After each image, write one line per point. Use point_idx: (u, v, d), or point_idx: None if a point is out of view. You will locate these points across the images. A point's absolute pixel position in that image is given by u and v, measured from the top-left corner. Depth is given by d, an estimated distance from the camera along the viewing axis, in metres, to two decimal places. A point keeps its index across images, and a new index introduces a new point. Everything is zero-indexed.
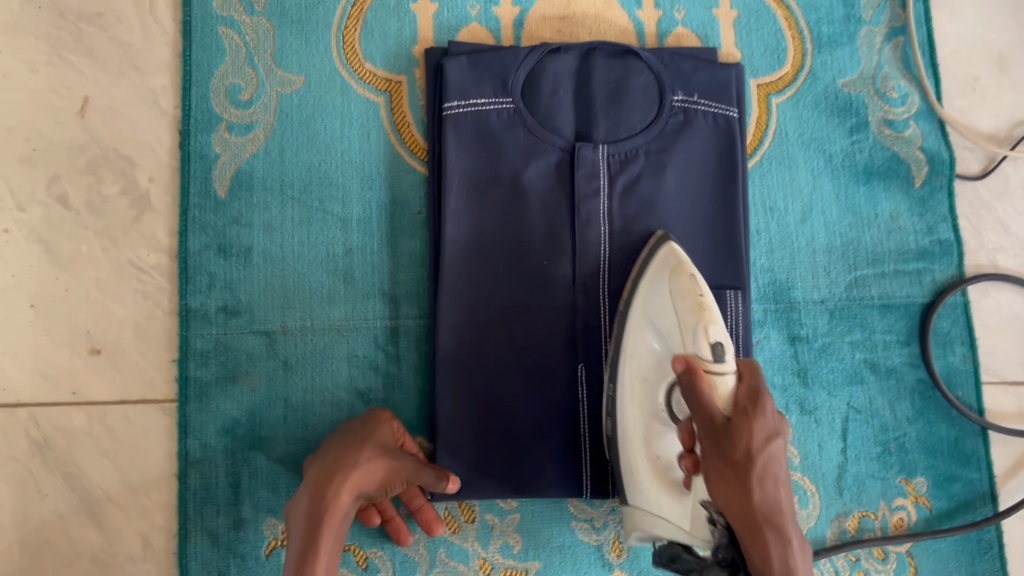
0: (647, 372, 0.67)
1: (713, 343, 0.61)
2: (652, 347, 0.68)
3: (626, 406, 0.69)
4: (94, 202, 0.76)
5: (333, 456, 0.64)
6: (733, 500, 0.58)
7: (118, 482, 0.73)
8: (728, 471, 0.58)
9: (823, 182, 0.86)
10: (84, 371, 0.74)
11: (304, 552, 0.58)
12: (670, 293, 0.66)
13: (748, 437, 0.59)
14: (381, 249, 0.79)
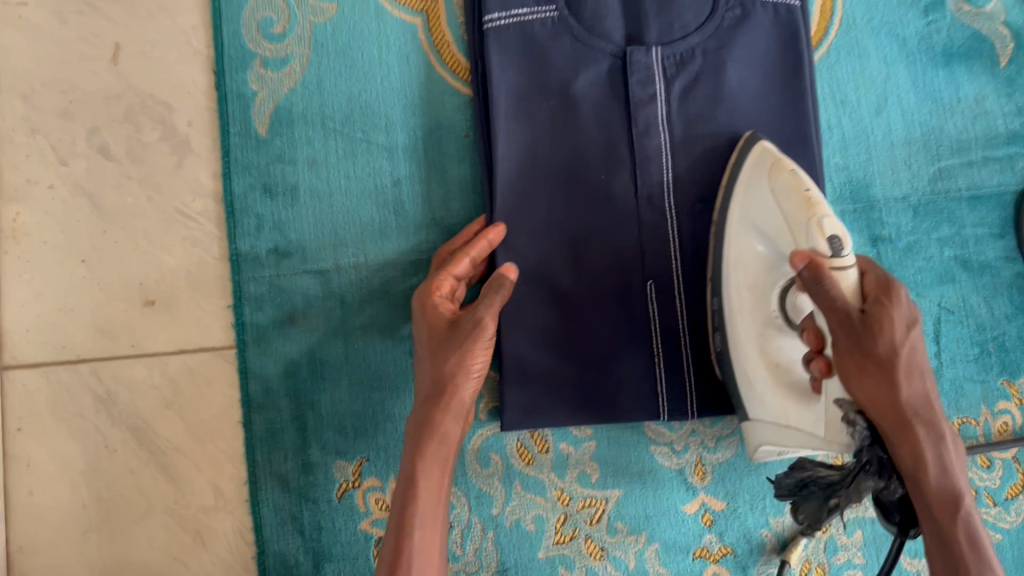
0: (753, 275, 0.62)
1: (832, 236, 0.53)
2: (756, 250, 0.61)
3: (733, 319, 0.63)
4: (135, 150, 0.74)
5: (427, 369, 0.63)
6: (881, 404, 0.53)
7: (184, 432, 0.72)
8: (874, 373, 0.53)
9: (897, 69, 0.79)
10: (141, 324, 0.73)
11: (410, 480, 0.60)
12: (774, 190, 0.58)
13: (890, 330, 0.53)
14: (428, 177, 0.75)
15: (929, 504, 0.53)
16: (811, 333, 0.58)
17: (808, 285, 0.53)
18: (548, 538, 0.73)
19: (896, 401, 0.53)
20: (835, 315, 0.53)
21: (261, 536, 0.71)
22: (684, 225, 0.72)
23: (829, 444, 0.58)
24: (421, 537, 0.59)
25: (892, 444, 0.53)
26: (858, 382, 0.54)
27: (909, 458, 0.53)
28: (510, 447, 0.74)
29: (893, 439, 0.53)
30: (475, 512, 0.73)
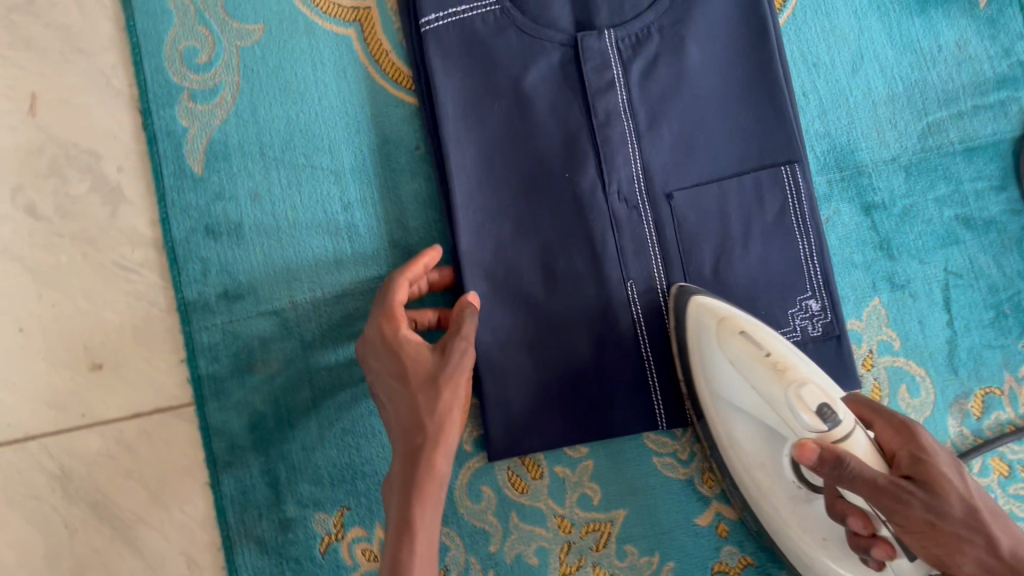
0: (760, 460, 0.62)
1: (817, 406, 0.54)
2: (748, 430, 0.62)
3: (762, 498, 0.63)
4: (63, 204, 0.69)
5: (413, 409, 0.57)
6: (989, 567, 0.48)
7: (150, 503, 0.66)
8: (955, 529, 0.49)
9: (870, 22, 0.74)
10: (90, 390, 0.67)
11: (403, 526, 0.55)
12: (732, 363, 0.60)
13: (947, 483, 0.50)
14: (381, 195, 0.70)
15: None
16: (857, 517, 0.54)
17: (834, 475, 0.51)
18: (554, 571, 0.67)
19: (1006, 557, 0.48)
20: (880, 495, 0.50)
21: None
22: (660, 218, 0.68)
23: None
24: None
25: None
26: (961, 546, 0.49)
27: None
28: (501, 478, 0.68)
29: None
30: (471, 552, 0.67)
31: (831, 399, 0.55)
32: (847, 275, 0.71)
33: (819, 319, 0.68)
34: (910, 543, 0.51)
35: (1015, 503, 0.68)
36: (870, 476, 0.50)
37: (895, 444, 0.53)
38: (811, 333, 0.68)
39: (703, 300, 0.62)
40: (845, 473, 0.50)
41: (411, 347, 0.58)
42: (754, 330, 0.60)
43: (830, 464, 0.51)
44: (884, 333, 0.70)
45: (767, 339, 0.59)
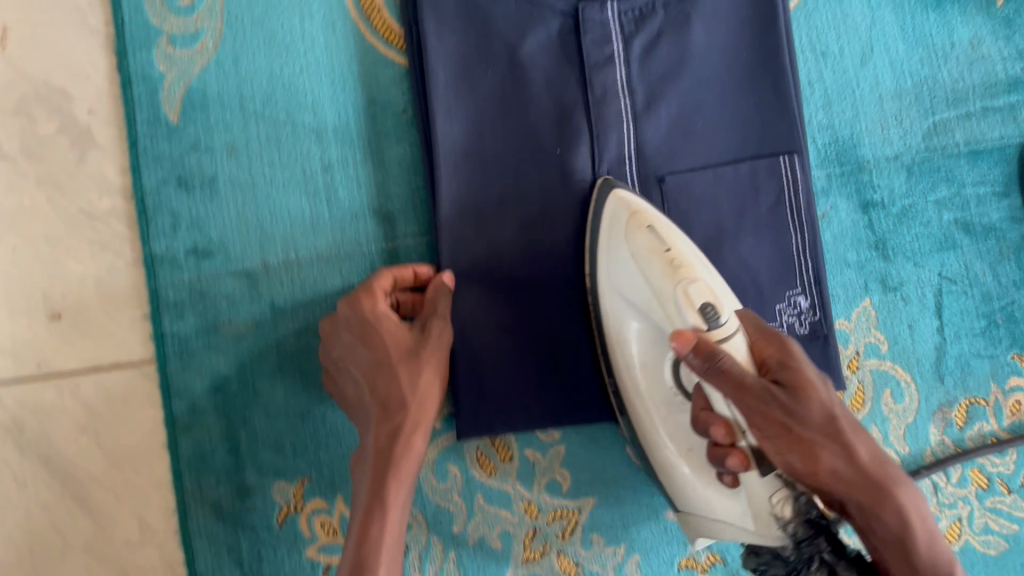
0: (641, 359, 0.56)
1: (704, 305, 0.50)
2: (634, 326, 0.56)
3: (634, 406, 0.58)
4: (30, 145, 0.66)
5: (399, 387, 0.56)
6: (840, 474, 0.51)
7: (103, 461, 0.64)
8: (811, 434, 0.51)
9: (883, 13, 0.71)
10: (47, 341, 0.64)
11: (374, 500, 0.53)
12: (632, 254, 0.54)
13: (811, 396, 0.51)
14: (364, 160, 0.67)
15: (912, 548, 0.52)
16: (717, 423, 0.51)
17: (703, 371, 0.50)
18: (517, 556, 0.65)
19: (861, 467, 0.52)
20: (745, 396, 0.49)
21: (194, 571, 0.63)
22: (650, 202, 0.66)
23: (761, 537, 0.52)
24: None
25: (878, 515, 0.52)
26: (817, 451, 0.51)
27: (895, 527, 0.52)
28: (469, 458, 0.66)
29: (874, 509, 0.52)
30: (433, 532, 0.65)
31: (718, 299, 0.50)
32: (839, 274, 0.69)
33: (807, 317, 0.67)
34: (770, 452, 0.50)
35: (990, 516, 0.67)
36: (737, 375, 0.49)
37: (765, 347, 0.53)
38: (797, 331, 0.66)
39: (620, 194, 0.58)
40: (715, 365, 0.49)
41: (389, 326, 0.58)
42: (660, 221, 0.54)
43: (704, 356, 0.49)
44: (872, 336, 0.68)
45: (669, 231, 0.54)
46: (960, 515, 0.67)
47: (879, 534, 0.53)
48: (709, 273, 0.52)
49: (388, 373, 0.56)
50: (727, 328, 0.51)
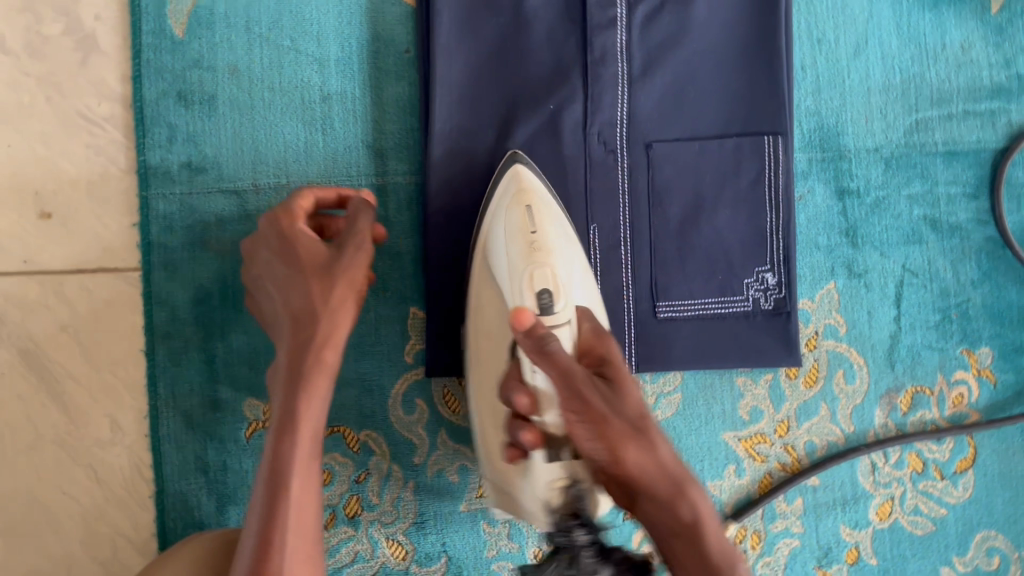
0: (491, 324, 0.60)
1: (542, 291, 0.56)
2: (496, 296, 0.60)
3: (474, 370, 0.62)
4: (34, 43, 0.66)
5: (309, 292, 0.54)
6: (645, 477, 0.49)
7: (81, 360, 0.66)
8: (625, 437, 0.48)
9: (881, 7, 0.73)
10: (35, 237, 0.66)
11: (289, 415, 0.51)
12: (506, 230, 0.60)
13: (627, 394, 0.51)
14: (362, 94, 0.68)
15: (706, 552, 0.49)
16: (526, 395, 0.52)
17: (531, 348, 0.49)
18: (472, 491, 0.68)
19: (667, 467, 0.49)
20: (569, 393, 0.48)
21: (160, 474, 0.66)
22: (635, 165, 0.68)
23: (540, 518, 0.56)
24: (299, 491, 0.50)
25: (674, 508, 0.49)
26: (627, 454, 0.48)
27: (688, 521, 0.49)
28: (435, 394, 0.68)
29: (673, 505, 0.49)
30: (395, 460, 0.68)
31: (558, 288, 0.56)
32: (808, 255, 0.72)
33: (772, 293, 0.69)
34: (580, 441, 0.49)
35: (921, 499, 0.71)
36: (564, 363, 0.49)
37: (594, 343, 0.54)
38: (763, 305, 0.69)
39: (518, 169, 0.63)
40: (540, 348, 0.49)
41: (303, 240, 0.57)
42: (540, 206, 0.61)
43: (532, 339, 0.49)
44: (831, 318, 0.72)
45: (542, 220, 0.60)
46: (893, 495, 0.71)
47: (678, 532, 0.49)
48: (564, 267, 0.58)
49: (300, 280, 0.55)
50: (563, 312, 0.55)
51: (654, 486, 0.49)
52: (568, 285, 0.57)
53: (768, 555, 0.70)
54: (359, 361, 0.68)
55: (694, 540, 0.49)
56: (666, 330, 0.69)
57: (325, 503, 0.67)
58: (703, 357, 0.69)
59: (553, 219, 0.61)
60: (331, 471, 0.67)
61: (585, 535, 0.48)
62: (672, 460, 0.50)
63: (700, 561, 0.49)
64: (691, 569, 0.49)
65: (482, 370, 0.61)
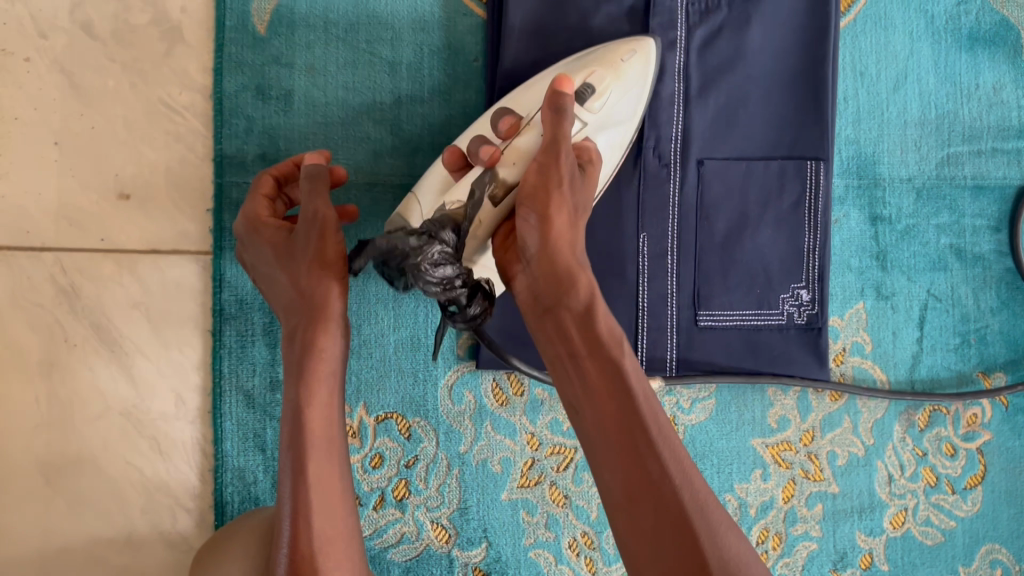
0: (516, 93, 0.66)
1: (586, 85, 0.63)
2: (534, 78, 0.66)
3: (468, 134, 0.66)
4: (121, 31, 0.69)
5: (286, 282, 0.57)
6: (556, 248, 0.53)
7: (150, 336, 0.69)
8: (557, 205, 0.53)
9: (921, 46, 0.77)
10: (113, 217, 0.69)
11: (299, 405, 0.53)
12: (604, 47, 0.67)
13: (586, 196, 0.58)
14: (431, 98, 0.72)
15: (602, 346, 0.50)
16: (509, 127, 0.62)
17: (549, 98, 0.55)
18: (513, 481, 0.72)
19: (576, 250, 0.53)
20: (549, 145, 0.54)
21: (220, 449, 0.69)
22: (686, 181, 0.72)
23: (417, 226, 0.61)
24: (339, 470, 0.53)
25: (570, 280, 0.52)
26: (554, 220, 0.53)
27: (582, 299, 0.51)
28: (484, 387, 0.72)
29: (568, 279, 0.52)
30: (442, 448, 0.71)
31: (599, 92, 0.63)
32: (840, 276, 0.76)
33: (806, 309, 0.73)
34: (530, 184, 0.54)
35: (933, 511, 0.75)
36: (563, 125, 0.55)
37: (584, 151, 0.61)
38: (796, 320, 0.73)
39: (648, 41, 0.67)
40: (555, 103, 0.55)
41: (268, 232, 0.59)
42: (642, 57, 0.67)
43: (552, 95, 0.55)
44: (859, 336, 0.76)
45: (638, 61, 0.66)
46: (907, 506, 0.75)
47: (563, 293, 0.52)
48: (618, 99, 0.65)
49: (278, 271, 0.58)
50: (586, 112, 0.63)
51: (558, 253, 0.52)
52: (603, 118, 0.65)
53: (788, 556, 0.74)
54: (413, 351, 0.71)
55: (585, 318, 0.51)
56: (705, 338, 0.73)
57: (374, 485, 0.70)
58: (739, 364, 0.73)
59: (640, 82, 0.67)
60: (382, 454, 0.70)
61: (443, 274, 0.53)
62: (575, 253, 0.54)
63: (586, 325, 0.51)
64: (596, 367, 0.49)
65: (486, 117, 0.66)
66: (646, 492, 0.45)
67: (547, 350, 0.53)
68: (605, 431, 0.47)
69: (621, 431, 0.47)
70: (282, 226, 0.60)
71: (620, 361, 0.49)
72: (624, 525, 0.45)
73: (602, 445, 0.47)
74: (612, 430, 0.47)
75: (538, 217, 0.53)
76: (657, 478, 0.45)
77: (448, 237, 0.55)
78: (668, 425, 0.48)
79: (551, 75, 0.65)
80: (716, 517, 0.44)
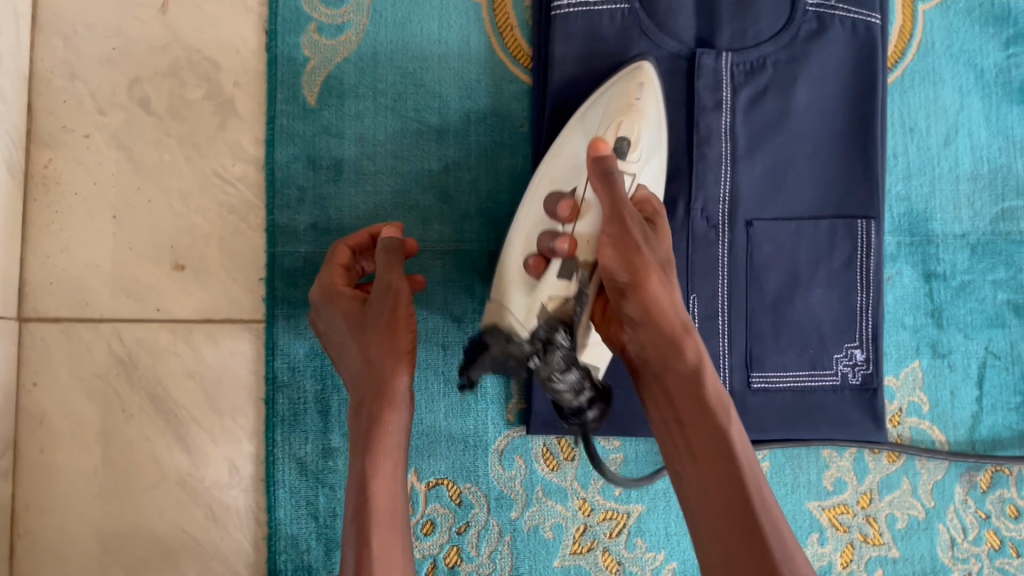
0: (558, 173, 0.66)
1: (620, 138, 0.65)
2: (571, 149, 0.66)
3: (524, 212, 0.66)
4: (176, 106, 0.71)
5: (356, 353, 0.57)
6: (658, 312, 0.53)
7: (204, 405, 0.70)
8: (649, 270, 0.54)
9: (971, 100, 0.76)
10: (169, 288, 0.70)
11: (358, 480, 0.52)
12: (611, 91, 0.67)
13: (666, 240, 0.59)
14: (478, 165, 0.72)
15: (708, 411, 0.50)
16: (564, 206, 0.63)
17: (595, 171, 0.56)
18: (566, 547, 0.71)
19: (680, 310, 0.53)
20: (614, 216, 0.54)
21: (274, 517, 0.69)
22: (736, 241, 0.71)
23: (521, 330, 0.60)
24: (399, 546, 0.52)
25: (678, 349, 0.52)
26: (650, 283, 0.53)
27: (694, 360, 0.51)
28: (535, 452, 0.71)
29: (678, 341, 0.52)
30: (494, 514, 0.71)
31: (633, 137, 0.65)
32: (894, 334, 0.75)
33: (861, 369, 0.72)
34: (610, 260, 0.54)
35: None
36: (619, 190, 0.55)
37: (645, 202, 0.62)
38: (851, 380, 0.72)
39: (642, 67, 0.68)
40: (603, 170, 0.55)
41: (342, 302, 0.60)
42: (649, 86, 0.68)
43: (596, 165, 0.56)
44: (915, 396, 0.75)
45: (649, 93, 0.67)
46: (970, 570, 0.73)
47: (672, 362, 0.52)
48: (649, 135, 0.66)
49: (348, 341, 0.58)
50: (629, 165, 0.65)
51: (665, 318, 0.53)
52: (643, 157, 0.66)
53: None
54: (464, 416, 0.71)
55: (692, 381, 0.51)
56: (759, 400, 0.72)
57: (426, 553, 0.70)
58: (794, 427, 0.72)
59: (659, 110, 0.67)
60: (434, 521, 0.70)
61: (568, 381, 0.56)
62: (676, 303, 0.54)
63: (692, 396, 0.50)
64: (700, 434, 0.49)
65: (537, 198, 0.66)
66: (749, 570, 0.44)
67: (653, 415, 0.52)
68: (708, 498, 0.47)
69: (724, 500, 0.47)
70: (355, 296, 0.60)
71: (727, 428, 0.49)
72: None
73: (709, 516, 0.47)
74: (716, 497, 0.47)
75: (636, 285, 0.53)
76: (761, 554, 0.44)
77: (564, 338, 0.56)
78: (773, 502, 0.47)
79: (578, 138, 0.66)
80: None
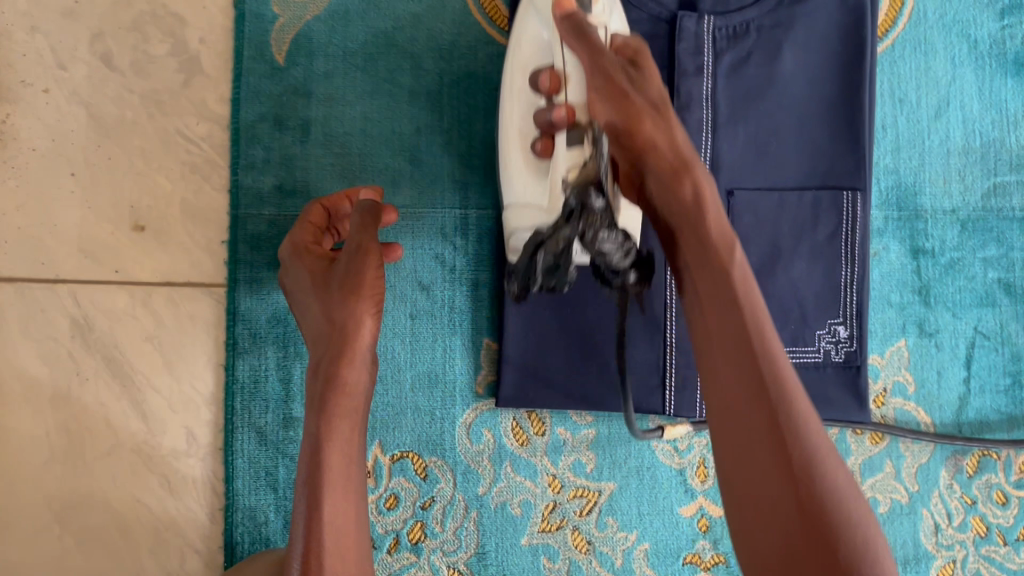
0: (525, 58, 0.61)
1: None
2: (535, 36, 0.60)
3: (507, 109, 0.62)
4: (140, 62, 0.69)
5: (318, 310, 0.54)
6: (659, 155, 0.51)
7: (162, 370, 0.67)
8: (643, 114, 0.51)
9: (963, 71, 0.73)
10: (128, 249, 0.68)
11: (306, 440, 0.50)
12: None
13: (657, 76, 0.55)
14: (451, 128, 0.70)
15: (714, 251, 0.49)
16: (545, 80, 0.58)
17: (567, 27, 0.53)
18: (534, 525, 0.68)
19: (679, 145, 0.51)
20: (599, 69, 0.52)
21: (231, 487, 0.66)
22: None
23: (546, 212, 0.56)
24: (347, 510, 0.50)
25: (681, 180, 0.51)
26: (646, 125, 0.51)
27: (692, 199, 0.50)
28: (504, 425, 0.69)
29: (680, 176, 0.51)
30: (460, 489, 0.68)
31: None
32: (880, 311, 0.72)
33: (844, 346, 0.69)
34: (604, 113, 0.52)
35: (983, 563, 0.71)
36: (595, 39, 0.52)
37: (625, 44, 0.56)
38: (833, 358, 0.69)
39: None
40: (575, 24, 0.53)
41: (308, 260, 0.58)
42: None
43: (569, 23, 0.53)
44: (901, 376, 0.72)
45: None
46: (955, 557, 0.71)
47: (681, 197, 0.50)
48: None
49: (312, 298, 0.55)
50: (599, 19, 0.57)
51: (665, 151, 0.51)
52: (608, 7, 0.58)
53: None
54: (431, 388, 0.69)
55: (696, 222, 0.50)
56: None
57: (389, 528, 0.68)
58: None
59: None
60: (397, 495, 0.68)
61: (616, 240, 0.51)
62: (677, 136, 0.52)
63: (695, 237, 0.49)
64: (704, 274, 0.48)
65: (516, 91, 0.61)
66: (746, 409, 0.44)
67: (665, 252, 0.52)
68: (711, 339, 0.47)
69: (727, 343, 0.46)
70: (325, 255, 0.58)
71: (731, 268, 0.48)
72: (723, 431, 0.45)
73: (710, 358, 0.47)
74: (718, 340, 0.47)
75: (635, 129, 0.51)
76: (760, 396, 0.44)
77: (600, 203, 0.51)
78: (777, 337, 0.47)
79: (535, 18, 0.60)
80: (819, 444, 0.43)
